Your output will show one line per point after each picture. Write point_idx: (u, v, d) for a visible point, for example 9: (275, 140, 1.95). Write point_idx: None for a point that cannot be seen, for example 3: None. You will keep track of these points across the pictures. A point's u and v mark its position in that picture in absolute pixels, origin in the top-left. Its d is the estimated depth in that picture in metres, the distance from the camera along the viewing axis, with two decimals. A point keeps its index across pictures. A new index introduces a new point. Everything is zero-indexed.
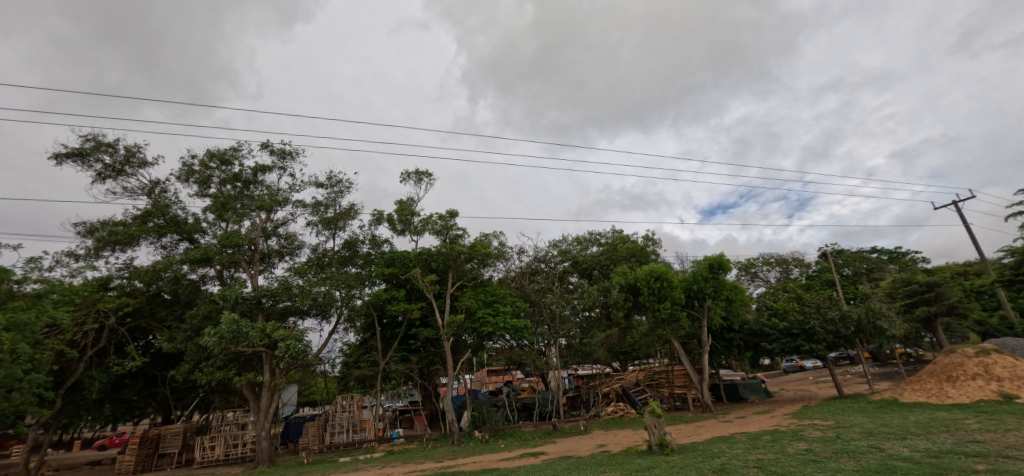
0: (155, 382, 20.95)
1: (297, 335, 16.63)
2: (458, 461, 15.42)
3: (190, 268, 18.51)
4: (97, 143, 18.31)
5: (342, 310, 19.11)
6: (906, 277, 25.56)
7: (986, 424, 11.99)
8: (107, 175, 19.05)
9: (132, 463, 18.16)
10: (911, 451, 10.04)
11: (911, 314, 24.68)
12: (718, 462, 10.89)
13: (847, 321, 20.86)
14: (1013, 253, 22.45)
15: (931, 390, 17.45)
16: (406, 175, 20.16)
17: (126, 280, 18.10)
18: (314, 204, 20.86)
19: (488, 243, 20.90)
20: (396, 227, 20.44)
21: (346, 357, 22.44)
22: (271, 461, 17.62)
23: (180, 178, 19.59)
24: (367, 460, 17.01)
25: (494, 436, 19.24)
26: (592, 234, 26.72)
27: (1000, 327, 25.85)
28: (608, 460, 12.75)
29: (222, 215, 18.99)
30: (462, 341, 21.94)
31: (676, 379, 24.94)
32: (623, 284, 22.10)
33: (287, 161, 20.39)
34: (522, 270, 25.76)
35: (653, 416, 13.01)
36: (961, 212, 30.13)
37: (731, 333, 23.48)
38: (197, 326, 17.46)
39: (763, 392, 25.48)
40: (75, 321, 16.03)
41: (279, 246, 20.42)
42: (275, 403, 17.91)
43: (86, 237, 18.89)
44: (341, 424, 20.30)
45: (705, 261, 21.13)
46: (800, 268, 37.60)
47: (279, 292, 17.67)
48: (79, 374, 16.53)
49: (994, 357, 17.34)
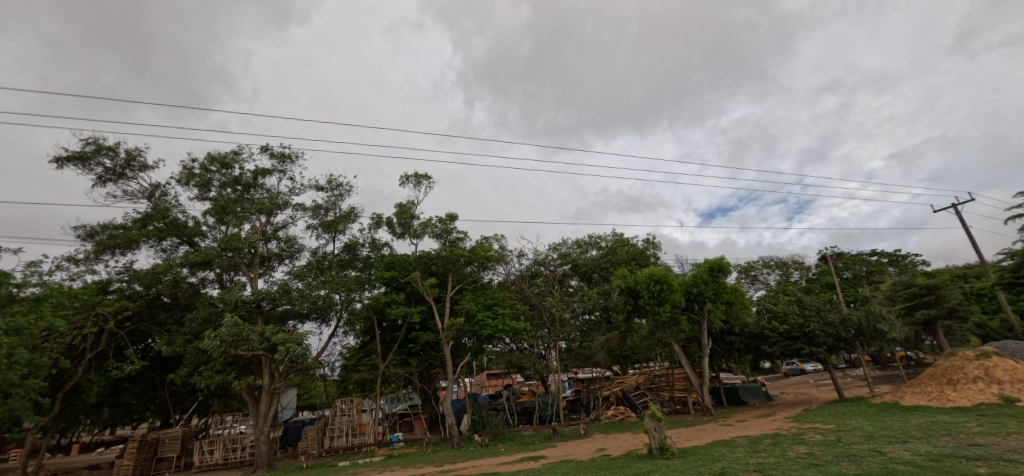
0: (154, 386, 20.93)
1: (297, 339, 16.55)
2: (457, 465, 15.29)
3: (190, 271, 18.46)
4: (97, 146, 18.31)
5: (342, 313, 19.14)
6: (906, 280, 25.49)
7: (987, 427, 11.96)
8: (107, 179, 19.03)
9: (132, 466, 18.13)
10: (912, 455, 10.01)
11: (910, 317, 24.70)
12: (719, 466, 10.88)
13: (847, 324, 20.85)
14: (1013, 256, 22.32)
15: (932, 393, 17.43)
16: (406, 177, 20.17)
17: (126, 283, 18.14)
18: (314, 208, 20.83)
19: (488, 247, 20.86)
20: (396, 231, 20.45)
21: (346, 361, 22.36)
22: (270, 466, 17.49)
23: (180, 182, 19.61)
24: (367, 464, 17.01)
25: (493, 439, 19.16)
26: (592, 238, 26.73)
27: (1000, 330, 25.84)
28: (609, 464, 12.70)
29: (222, 218, 19.05)
30: (461, 345, 21.60)
31: (676, 382, 24.80)
32: (623, 288, 22.00)
33: (287, 164, 20.39)
34: (522, 273, 25.67)
35: (653, 420, 12.92)
36: (960, 214, 30.05)
37: (731, 337, 23.52)
38: (197, 330, 17.40)
39: (763, 395, 25.41)
40: (74, 325, 16.07)
41: (279, 250, 20.35)
42: (275, 406, 17.83)
43: (86, 240, 18.90)
44: (341, 427, 20.29)
45: (705, 264, 21.13)
46: (800, 271, 37.53)
47: (278, 296, 17.57)
48: (78, 378, 16.51)
49: (995, 360, 17.32)
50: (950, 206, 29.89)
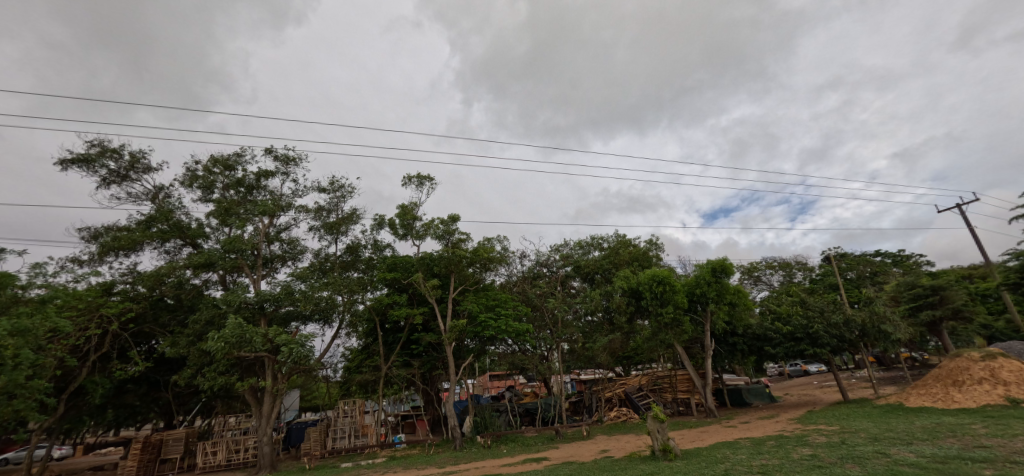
0: (158, 387, 21.02)
1: (300, 340, 16.54)
2: (460, 466, 15.37)
3: (193, 273, 18.53)
4: (102, 149, 18.41)
5: (344, 315, 19.19)
6: (910, 280, 25.34)
7: (993, 429, 11.88)
8: (111, 181, 19.12)
9: (134, 468, 18.07)
10: (917, 456, 9.96)
11: (915, 318, 24.60)
12: (722, 467, 10.86)
13: (851, 325, 20.66)
14: (1019, 256, 22.13)
15: (937, 394, 17.35)
16: (407, 179, 20.20)
17: (130, 285, 18.20)
18: (317, 210, 20.88)
19: (491, 248, 20.83)
20: (397, 232, 20.47)
21: (347, 362, 22.43)
22: (273, 467, 17.49)
23: (184, 184, 19.70)
24: (370, 465, 16.99)
25: (495, 441, 19.10)
26: (594, 238, 26.71)
27: (1005, 330, 25.66)
28: (612, 466, 12.68)
29: (225, 220, 19.09)
30: (463, 346, 21.61)
31: (678, 384, 24.85)
32: (625, 289, 21.91)
33: (290, 167, 20.46)
34: (524, 274, 25.68)
35: (655, 421, 12.83)
36: (964, 213, 29.81)
37: (733, 338, 23.48)
38: (200, 331, 17.46)
39: (767, 396, 25.34)
40: (79, 327, 16.12)
41: (282, 252, 20.45)
42: (278, 407, 17.85)
43: (91, 242, 19.01)
44: (343, 429, 20.42)
45: (708, 265, 21.09)
46: (804, 272, 37.42)
47: (281, 297, 17.67)
48: (82, 379, 16.56)
49: (1001, 361, 17.20)
50: (956, 206, 29.67)
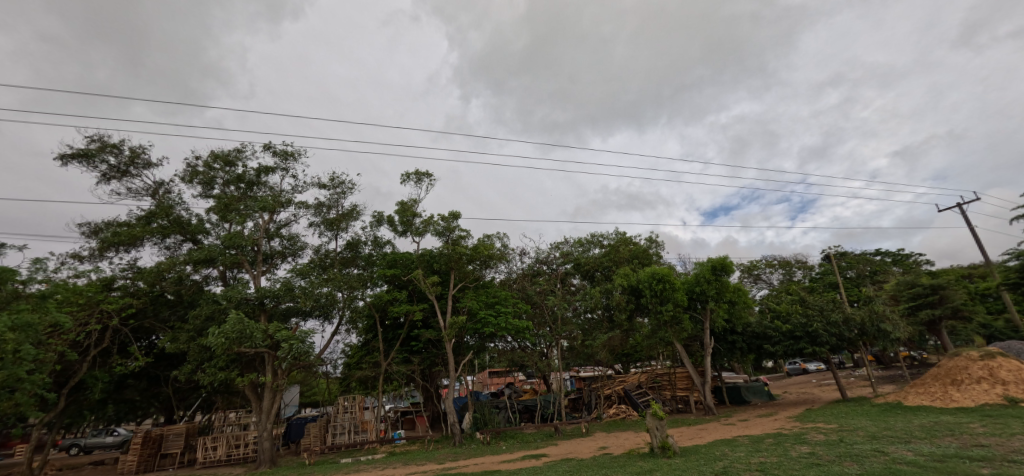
0: (158, 382, 21.06)
1: (300, 336, 16.51)
2: (459, 462, 15.40)
3: (194, 269, 18.60)
4: (102, 144, 18.38)
5: (344, 311, 19.13)
6: (910, 279, 25.35)
7: (991, 428, 11.91)
8: (112, 176, 19.13)
9: (134, 463, 18.16)
10: (915, 455, 9.99)
11: (914, 317, 24.63)
12: (720, 465, 10.85)
13: (850, 324, 20.68)
14: (1018, 256, 22.12)
15: (936, 393, 17.37)
16: (407, 175, 20.18)
17: (130, 280, 18.13)
18: (317, 206, 20.87)
19: (491, 245, 20.81)
20: (397, 228, 20.46)
21: (347, 359, 22.45)
22: (273, 462, 17.49)
23: (185, 180, 19.68)
24: (370, 461, 17.08)
25: (495, 438, 19.17)
26: (594, 236, 26.76)
27: (1005, 330, 25.67)
28: (610, 463, 12.74)
29: (225, 216, 19.04)
30: (463, 343, 21.72)
31: (677, 381, 24.98)
32: (625, 286, 21.98)
33: (290, 162, 20.43)
34: (524, 272, 25.74)
35: (654, 418, 12.80)
36: (965, 212, 29.80)
37: (733, 336, 23.45)
38: (200, 327, 17.56)
39: (765, 394, 25.45)
40: (79, 322, 16.12)
41: (282, 248, 20.47)
42: (278, 402, 17.89)
43: (91, 237, 19.00)
44: (342, 425, 20.31)
45: (708, 263, 21.11)
46: (804, 271, 37.44)
47: (281, 293, 17.68)
48: (83, 373, 16.60)
49: (999, 360, 17.24)
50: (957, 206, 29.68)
